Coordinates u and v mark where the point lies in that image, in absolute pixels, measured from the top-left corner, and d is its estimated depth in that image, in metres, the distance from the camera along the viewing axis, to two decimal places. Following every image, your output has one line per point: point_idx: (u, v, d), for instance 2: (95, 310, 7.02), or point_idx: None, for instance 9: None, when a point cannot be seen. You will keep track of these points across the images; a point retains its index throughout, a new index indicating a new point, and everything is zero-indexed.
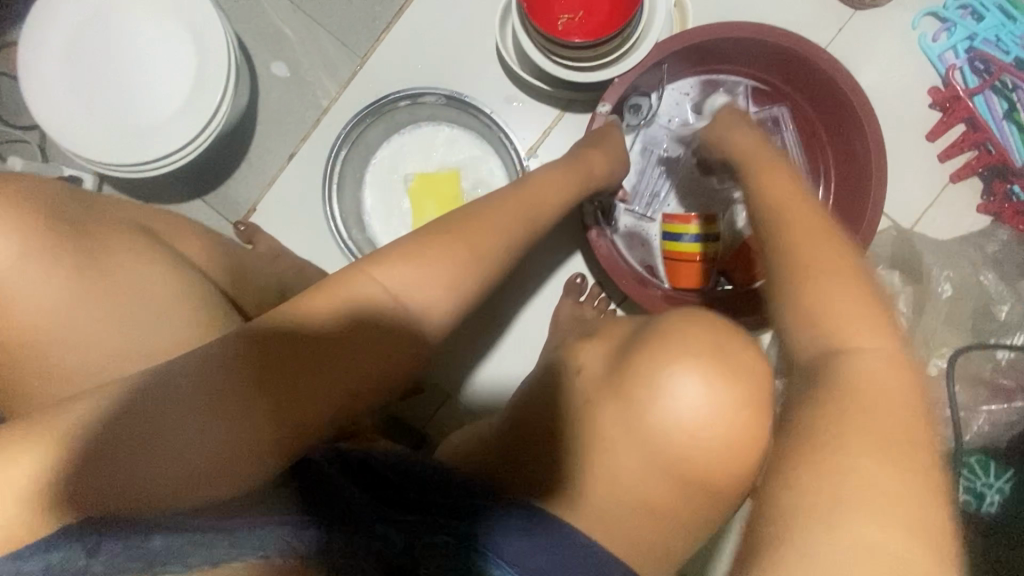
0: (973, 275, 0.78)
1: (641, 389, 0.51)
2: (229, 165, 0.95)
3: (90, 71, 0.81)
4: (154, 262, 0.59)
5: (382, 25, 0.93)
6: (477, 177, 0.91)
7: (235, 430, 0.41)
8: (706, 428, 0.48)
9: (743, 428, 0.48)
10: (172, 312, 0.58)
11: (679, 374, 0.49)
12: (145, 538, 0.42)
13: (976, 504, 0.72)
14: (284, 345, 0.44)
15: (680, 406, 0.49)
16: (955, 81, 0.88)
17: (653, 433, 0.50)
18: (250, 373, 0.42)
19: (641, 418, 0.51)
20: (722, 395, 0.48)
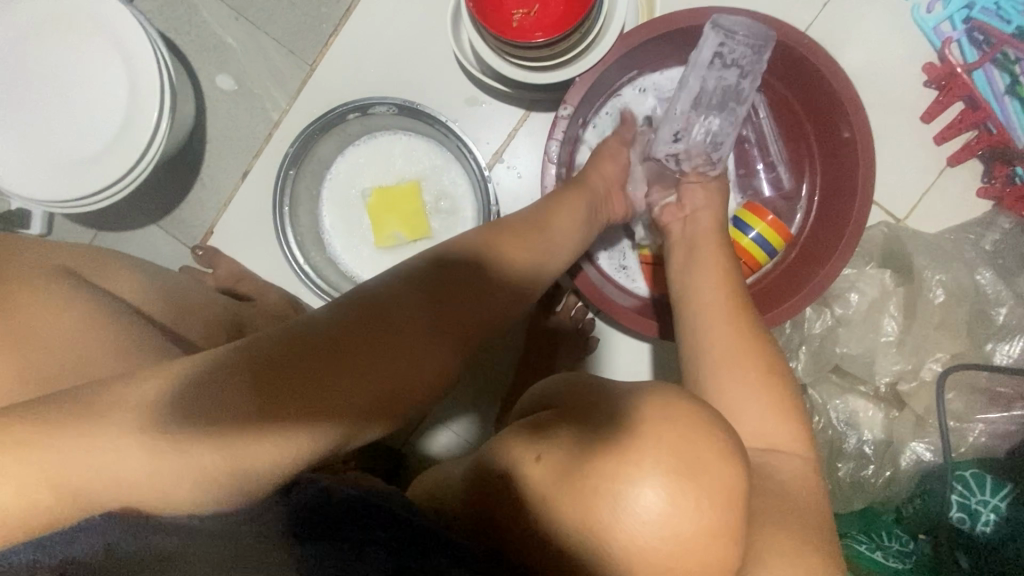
0: (968, 275, 0.74)
1: (599, 497, 0.38)
2: (182, 188, 0.91)
3: (21, 101, 0.76)
4: (67, 304, 0.52)
5: (328, 29, 0.87)
6: (439, 188, 0.86)
7: (254, 430, 0.39)
8: (671, 553, 0.37)
9: (711, 541, 0.37)
10: (91, 352, 0.50)
11: (640, 475, 0.38)
12: (166, 536, 0.37)
13: (970, 522, 0.68)
14: (307, 347, 0.42)
15: (641, 522, 0.37)
16: (951, 56, 0.81)
17: (611, 552, 0.38)
18: (261, 375, 0.40)
19: (597, 535, 0.38)
20: (687, 502, 0.37)
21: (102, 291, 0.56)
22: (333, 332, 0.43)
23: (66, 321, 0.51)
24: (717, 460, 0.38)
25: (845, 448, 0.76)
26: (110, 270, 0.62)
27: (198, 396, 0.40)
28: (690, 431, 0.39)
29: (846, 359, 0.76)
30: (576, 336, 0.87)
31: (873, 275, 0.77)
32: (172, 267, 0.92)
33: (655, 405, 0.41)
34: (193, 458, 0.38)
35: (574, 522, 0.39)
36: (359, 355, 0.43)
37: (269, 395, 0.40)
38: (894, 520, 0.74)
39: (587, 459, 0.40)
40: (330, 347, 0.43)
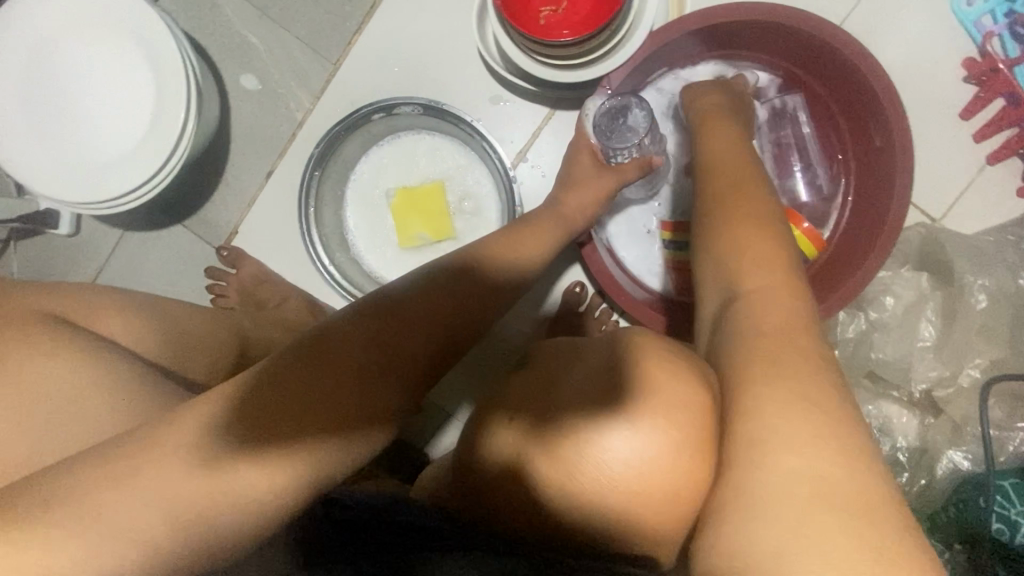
0: (1010, 278, 0.72)
1: (570, 441, 0.44)
2: (206, 189, 0.91)
3: (49, 104, 0.77)
4: (65, 351, 0.51)
5: (352, 27, 0.87)
6: (463, 189, 0.86)
7: (231, 444, 0.39)
8: (641, 484, 0.41)
9: (685, 473, 0.40)
10: (97, 389, 0.49)
11: (608, 417, 0.43)
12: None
13: (1009, 533, 0.65)
14: (295, 357, 0.43)
15: (612, 458, 0.42)
16: (992, 51, 0.79)
17: (588, 489, 0.43)
18: (250, 389, 0.41)
19: (570, 475, 0.43)
20: (650, 432, 0.41)
21: (100, 338, 0.55)
22: (315, 340, 0.44)
23: (71, 362, 0.50)
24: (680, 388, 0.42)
25: (879, 454, 0.74)
26: (116, 296, 0.61)
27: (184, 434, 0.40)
28: (654, 365, 0.44)
29: (880, 364, 0.74)
30: (601, 337, 0.85)
31: (908, 278, 0.75)
32: (197, 268, 0.92)
33: (622, 360, 0.46)
34: (169, 498, 0.37)
35: (548, 464, 0.45)
36: (344, 356, 0.43)
37: (261, 412, 0.41)
38: (928, 529, 0.71)
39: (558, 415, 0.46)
40: (317, 351, 0.43)
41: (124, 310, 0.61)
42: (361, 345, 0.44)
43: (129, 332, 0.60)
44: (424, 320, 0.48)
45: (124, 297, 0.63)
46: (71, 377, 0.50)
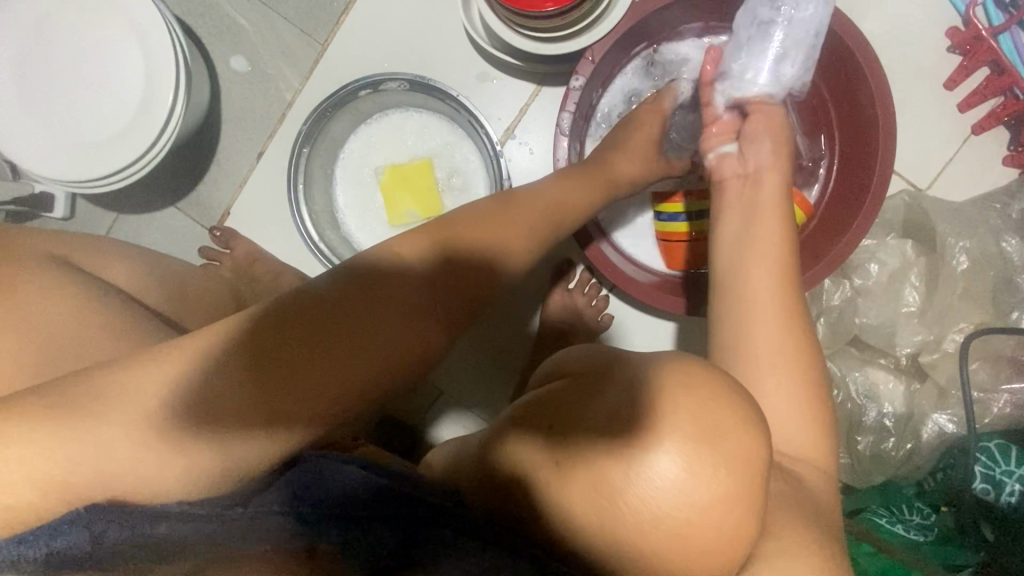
0: (993, 242, 0.72)
1: (612, 461, 0.39)
2: (199, 170, 0.92)
3: (40, 84, 0.78)
4: (64, 293, 0.54)
5: (339, 7, 0.88)
6: (451, 165, 0.87)
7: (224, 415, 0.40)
8: (686, 519, 0.37)
9: (731, 515, 0.38)
10: (95, 332, 0.52)
11: (656, 449, 0.38)
12: (152, 525, 0.37)
13: (995, 494, 0.66)
14: (287, 330, 0.43)
15: (656, 488, 0.37)
16: (976, 20, 0.79)
17: (626, 518, 0.38)
18: (245, 359, 0.42)
19: (608, 500, 0.39)
20: (706, 476, 0.37)
21: (99, 280, 0.59)
22: (316, 322, 0.43)
23: (70, 306, 0.53)
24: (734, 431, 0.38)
25: (865, 421, 0.74)
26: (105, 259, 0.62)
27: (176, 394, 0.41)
28: (710, 399, 0.39)
29: (865, 330, 0.75)
30: (590, 312, 0.86)
31: (894, 245, 0.75)
32: (191, 248, 0.93)
33: (679, 380, 0.40)
34: (173, 447, 0.39)
35: (584, 487, 0.39)
36: (343, 345, 0.43)
37: (257, 389, 0.41)
38: (915, 493, 0.72)
39: (598, 430, 0.40)
40: (318, 334, 0.43)
41: (127, 260, 0.64)
42: (361, 335, 0.44)
43: (136, 279, 0.63)
44: (419, 293, 0.47)
45: (128, 249, 0.66)
46: (64, 329, 0.52)
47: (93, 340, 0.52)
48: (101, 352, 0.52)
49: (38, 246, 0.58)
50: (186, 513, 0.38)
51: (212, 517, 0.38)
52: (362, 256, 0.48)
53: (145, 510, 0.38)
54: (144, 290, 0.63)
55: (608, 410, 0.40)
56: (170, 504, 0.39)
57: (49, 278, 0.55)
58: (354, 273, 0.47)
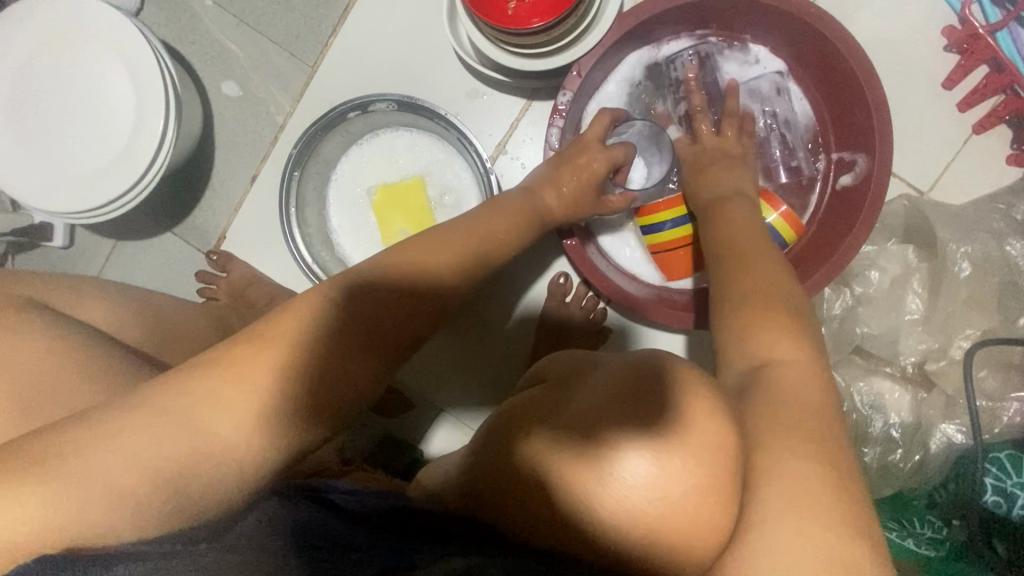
0: (996, 245, 0.70)
1: (582, 460, 0.39)
2: (194, 196, 0.93)
3: (35, 118, 0.79)
4: (48, 336, 0.54)
5: (328, 29, 0.88)
6: (443, 184, 0.86)
7: (209, 430, 0.43)
8: (659, 514, 0.37)
9: (709, 512, 0.37)
10: (82, 372, 0.53)
11: (623, 442, 0.38)
12: (108, 568, 0.35)
13: (1007, 506, 0.64)
14: (274, 344, 0.46)
15: (627, 484, 0.37)
16: (972, 17, 0.77)
17: (600, 515, 0.38)
18: (230, 374, 0.44)
19: (580, 498, 0.38)
20: (677, 468, 0.37)
21: (82, 319, 0.59)
22: (290, 345, 0.46)
23: (58, 347, 0.53)
24: (704, 424, 0.38)
25: (871, 432, 0.72)
26: (87, 299, 0.63)
27: (154, 431, 0.41)
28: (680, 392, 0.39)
29: (866, 339, 0.73)
30: (587, 326, 0.85)
31: (894, 251, 0.73)
32: (190, 273, 0.94)
33: (645, 379, 0.40)
34: (136, 485, 0.40)
35: (558, 486, 0.39)
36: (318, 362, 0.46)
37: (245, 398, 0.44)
38: (927, 506, 0.71)
39: (571, 427, 0.40)
40: (317, 351, 0.46)
41: (111, 299, 0.65)
42: (348, 358, 0.47)
43: (120, 318, 0.63)
44: (398, 309, 0.50)
45: (109, 288, 0.67)
46: (52, 369, 0.52)
47: (84, 379, 0.52)
48: (86, 396, 0.52)
49: (22, 292, 0.59)
50: (146, 553, 0.37)
51: (178, 552, 0.38)
52: (351, 273, 0.51)
53: (98, 553, 0.36)
54: (125, 328, 0.63)
55: (577, 411, 0.41)
56: (124, 545, 0.38)
57: (34, 318, 0.55)
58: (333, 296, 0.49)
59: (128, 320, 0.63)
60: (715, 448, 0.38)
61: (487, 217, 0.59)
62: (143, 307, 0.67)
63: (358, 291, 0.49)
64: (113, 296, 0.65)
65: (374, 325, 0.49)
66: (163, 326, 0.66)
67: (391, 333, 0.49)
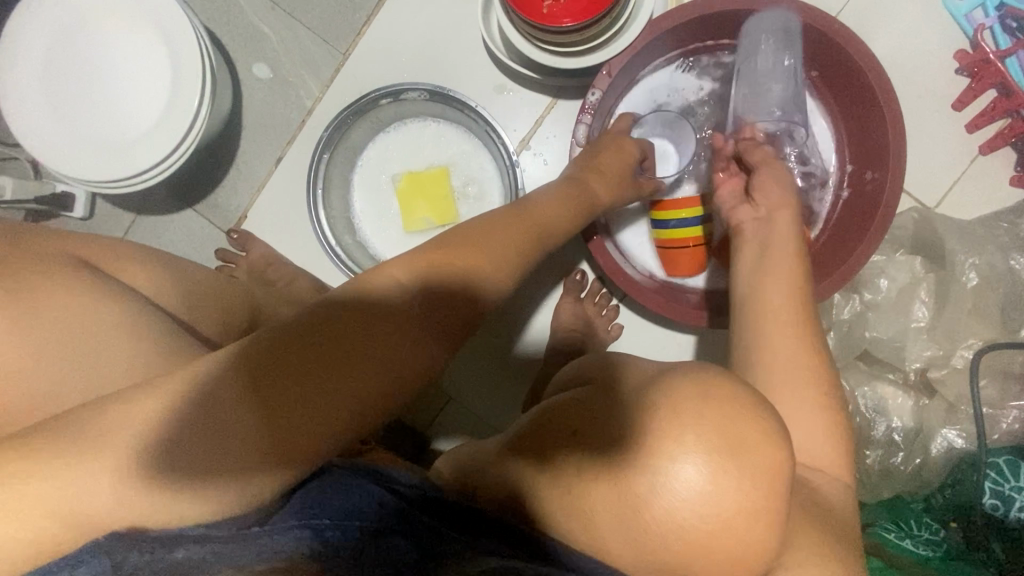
0: (1001, 259, 0.73)
1: (631, 471, 0.42)
2: (218, 174, 0.94)
3: (69, 88, 0.80)
4: (87, 293, 0.55)
5: (362, 18, 0.90)
6: (467, 175, 0.88)
7: (227, 427, 0.38)
8: (709, 528, 0.40)
9: (752, 529, 0.41)
10: (119, 332, 0.53)
11: (676, 458, 0.41)
12: (170, 550, 0.37)
13: (1004, 509, 0.67)
14: (306, 338, 0.41)
15: (677, 496, 0.41)
16: (984, 43, 0.81)
17: (647, 525, 0.42)
18: (252, 375, 0.40)
19: (629, 509, 0.42)
20: (725, 486, 0.40)
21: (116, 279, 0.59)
22: (324, 338, 0.41)
23: (97, 306, 0.54)
24: (755, 446, 0.40)
25: (874, 435, 0.75)
26: (120, 261, 0.63)
27: (203, 386, 0.39)
28: (731, 409, 0.41)
29: (874, 344, 0.75)
30: (600, 322, 0.87)
31: (903, 262, 0.76)
32: (208, 251, 0.95)
33: (695, 392, 0.42)
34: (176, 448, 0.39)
35: (609, 497, 0.43)
36: (361, 355, 0.42)
37: (273, 397, 0.39)
38: (924, 509, 0.73)
39: (621, 444, 0.43)
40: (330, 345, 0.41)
41: (144, 266, 0.65)
42: (372, 351, 0.42)
43: (151, 281, 0.64)
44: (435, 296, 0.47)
45: (141, 251, 0.67)
46: (92, 326, 0.53)
47: (122, 335, 0.53)
48: (119, 352, 0.52)
49: (60, 245, 0.59)
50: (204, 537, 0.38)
51: (233, 538, 0.38)
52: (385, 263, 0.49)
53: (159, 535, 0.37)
54: (156, 291, 0.64)
55: (622, 424, 0.44)
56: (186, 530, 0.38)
57: (73, 274, 0.56)
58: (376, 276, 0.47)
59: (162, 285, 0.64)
60: (765, 470, 0.40)
61: (522, 209, 0.61)
62: (174, 274, 0.67)
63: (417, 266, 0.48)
64: (145, 262, 0.65)
65: (416, 317, 0.45)
66: (193, 293, 0.66)
67: (431, 328, 0.46)
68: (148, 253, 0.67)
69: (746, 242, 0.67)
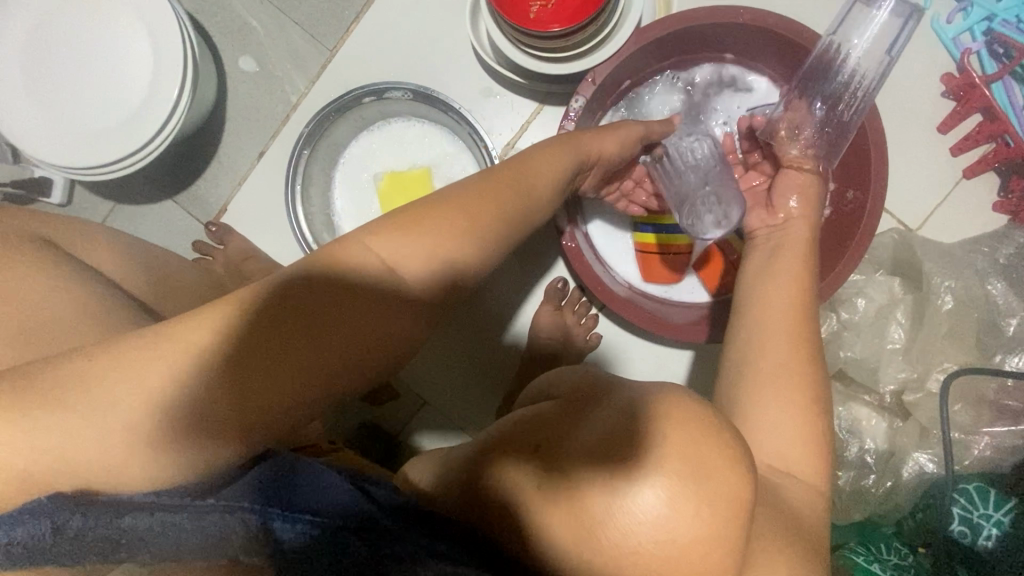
0: (979, 283, 0.73)
1: (594, 489, 0.41)
2: (199, 165, 0.93)
3: (48, 72, 0.79)
4: (45, 277, 0.54)
5: (351, 15, 0.89)
6: (450, 177, 0.87)
7: (188, 400, 0.37)
8: (664, 556, 0.39)
9: (708, 566, 0.39)
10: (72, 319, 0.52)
11: (636, 479, 0.40)
12: (116, 517, 0.35)
13: (972, 537, 0.66)
14: (271, 309, 0.40)
15: (637, 520, 0.39)
16: (970, 66, 0.80)
17: (604, 548, 0.40)
18: (217, 344, 0.38)
19: (587, 528, 0.41)
20: (685, 512, 0.39)
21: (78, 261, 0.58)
22: (289, 310, 0.40)
23: (54, 291, 0.53)
24: (722, 476, 0.39)
25: (846, 456, 0.74)
26: (85, 250, 0.63)
27: (146, 360, 0.38)
28: (700, 435, 0.40)
29: (850, 363, 0.75)
30: (579, 331, 0.86)
31: (882, 282, 0.76)
32: (187, 242, 0.94)
33: (670, 414, 0.41)
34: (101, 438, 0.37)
35: (565, 515, 0.42)
36: (327, 328, 0.40)
37: (237, 367, 0.38)
38: (894, 533, 0.72)
39: (588, 457, 0.42)
40: (296, 322, 0.39)
41: (112, 254, 0.65)
42: (339, 323, 0.40)
43: (116, 272, 0.63)
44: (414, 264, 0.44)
45: (109, 240, 0.66)
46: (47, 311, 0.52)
47: (78, 322, 0.52)
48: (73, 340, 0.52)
49: (23, 228, 0.59)
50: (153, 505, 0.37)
51: (184, 508, 0.37)
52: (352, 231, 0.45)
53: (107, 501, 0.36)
54: (122, 280, 0.63)
55: (592, 440, 0.43)
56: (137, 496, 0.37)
57: (32, 261, 0.55)
58: (336, 246, 0.43)
59: (129, 272, 0.64)
60: (729, 499, 0.39)
61: None
62: (141, 265, 0.66)
63: (385, 236, 0.44)
64: (112, 251, 0.64)
65: (386, 291, 0.43)
66: (160, 285, 0.65)
67: (402, 301, 0.43)
68: (115, 243, 0.66)
69: (765, 263, 0.67)
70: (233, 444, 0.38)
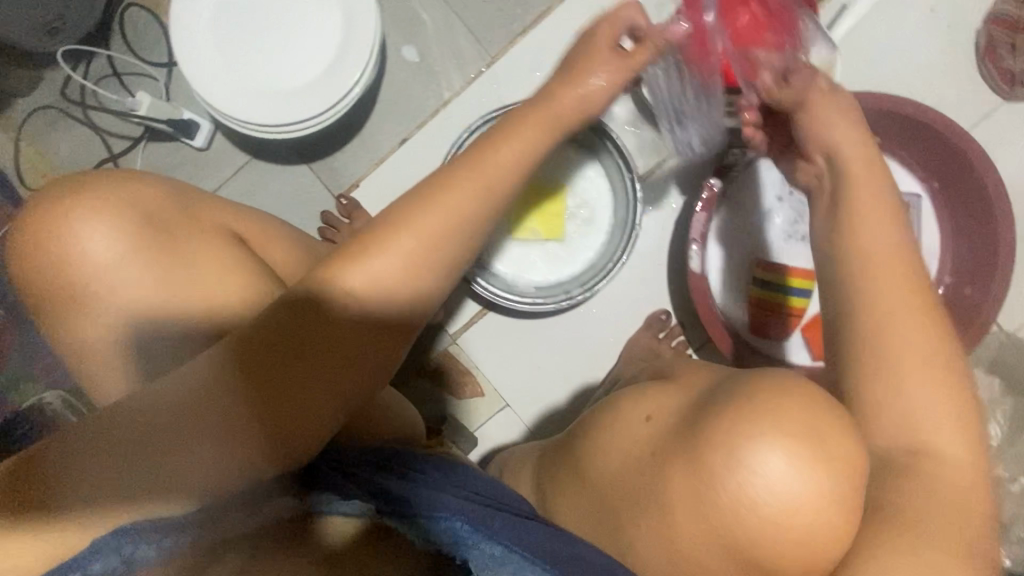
0: None
1: (715, 451, 0.48)
2: (341, 140, 0.96)
3: (238, 27, 0.81)
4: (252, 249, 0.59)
5: (519, 28, 0.93)
6: (583, 198, 0.91)
7: (207, 429, 0.43)
8: (785, 511, 0.46)
9: (827, 529, 0.46)
10: None
11: (764, 447, 0.46)
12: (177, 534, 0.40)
13: None
14: (256, 342, 0.45)
15: (764, 482, 0.46)
16: None
17: (733, 504, 0.47)
18: (234, 376, 0.44)
19: (712, 486, 0.48)
20: (808, 474, 0.46)
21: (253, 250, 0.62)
22: (281, 340, 0.44)
23: None
24: (838, 440, 0.47)
25: None
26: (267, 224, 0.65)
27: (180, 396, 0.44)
28: (817, 416, 0.47)
29: None
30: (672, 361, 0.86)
31: (983, 380, 0.80)
32: (311, 210, 0.96)
33: (800, 410, 0.47)
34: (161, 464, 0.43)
35: (696, 479, 0.48)
36: (306, 354, 0.44)
37: (253, 395, 0.43)
38: None
39: (711, 432, 0.49)
40: (292, 354, 0.44)
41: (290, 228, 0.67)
42: (317, 349, 0.44)
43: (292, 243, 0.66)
44: (394, 267, 0.47)
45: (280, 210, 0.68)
46: None
47: None
48: None
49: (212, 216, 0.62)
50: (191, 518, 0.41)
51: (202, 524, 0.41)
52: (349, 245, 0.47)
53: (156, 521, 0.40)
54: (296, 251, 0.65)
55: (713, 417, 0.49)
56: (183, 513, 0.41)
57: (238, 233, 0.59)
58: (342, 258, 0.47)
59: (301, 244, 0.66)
60: (842, 472, 0.46)
61: None
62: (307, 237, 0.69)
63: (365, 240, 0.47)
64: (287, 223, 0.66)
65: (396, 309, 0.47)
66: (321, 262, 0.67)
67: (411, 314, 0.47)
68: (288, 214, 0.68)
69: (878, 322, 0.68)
70: (264, 464, 0.44)
